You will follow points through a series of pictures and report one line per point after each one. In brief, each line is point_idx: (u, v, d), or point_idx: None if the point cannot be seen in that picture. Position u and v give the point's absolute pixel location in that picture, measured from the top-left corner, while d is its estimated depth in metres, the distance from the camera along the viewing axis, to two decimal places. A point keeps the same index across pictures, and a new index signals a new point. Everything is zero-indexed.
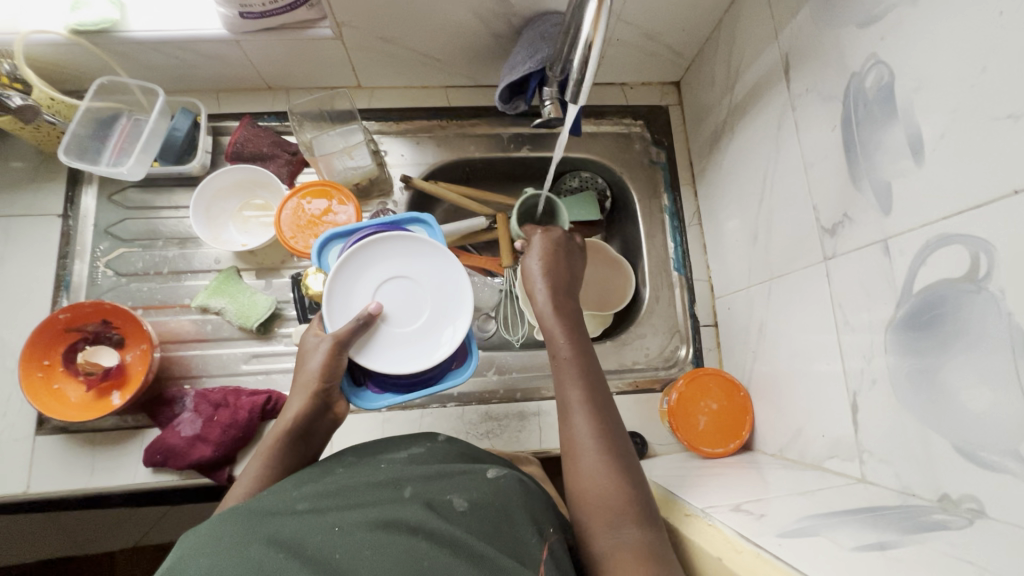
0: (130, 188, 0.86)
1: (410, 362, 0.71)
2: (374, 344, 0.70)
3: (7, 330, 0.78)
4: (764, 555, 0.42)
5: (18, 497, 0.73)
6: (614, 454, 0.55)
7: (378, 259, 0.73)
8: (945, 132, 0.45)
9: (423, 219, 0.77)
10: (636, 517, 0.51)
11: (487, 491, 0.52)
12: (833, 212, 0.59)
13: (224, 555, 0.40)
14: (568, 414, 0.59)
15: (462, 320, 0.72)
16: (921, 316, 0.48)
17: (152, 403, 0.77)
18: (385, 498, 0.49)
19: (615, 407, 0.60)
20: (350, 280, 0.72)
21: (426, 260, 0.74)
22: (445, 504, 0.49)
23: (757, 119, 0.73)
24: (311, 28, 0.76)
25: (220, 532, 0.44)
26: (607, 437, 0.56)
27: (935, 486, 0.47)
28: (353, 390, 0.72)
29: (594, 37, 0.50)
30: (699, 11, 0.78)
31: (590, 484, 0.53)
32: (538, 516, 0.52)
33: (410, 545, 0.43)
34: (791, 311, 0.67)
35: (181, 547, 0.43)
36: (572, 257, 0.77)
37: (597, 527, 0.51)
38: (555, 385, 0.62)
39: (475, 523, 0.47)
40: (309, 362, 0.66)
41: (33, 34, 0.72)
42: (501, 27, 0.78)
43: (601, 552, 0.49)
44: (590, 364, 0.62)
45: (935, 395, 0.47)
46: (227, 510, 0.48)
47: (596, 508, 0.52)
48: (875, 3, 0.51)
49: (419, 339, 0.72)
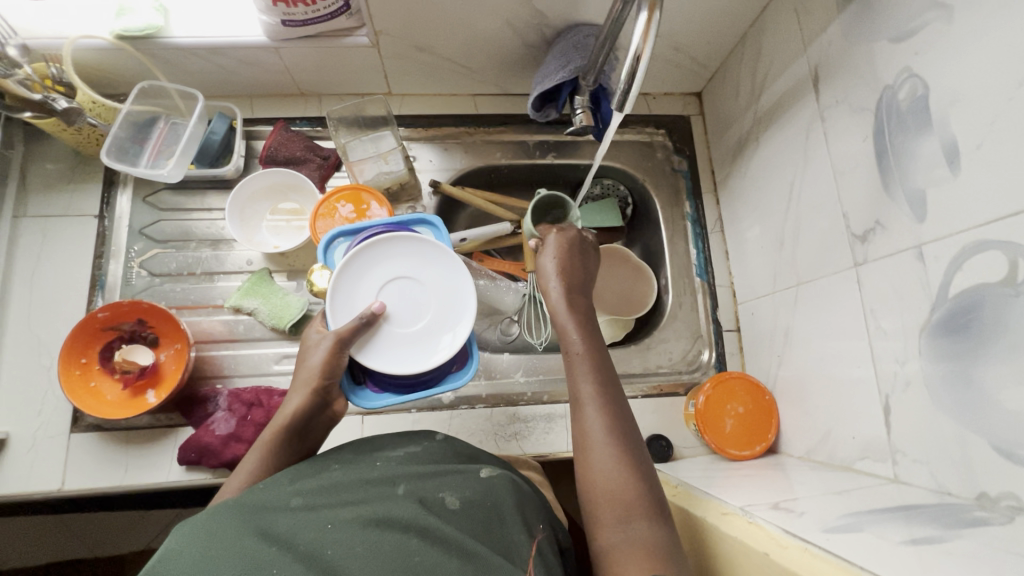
0: (163, 190, 0.88)
1: (411, 362, 0.72)
2: (376, 343, 0.72)
3: (44, 328, 0.79)
4: (812, 550, 0.44)
5: (53, 494, 0.74)
6: (625, 448, 0.55)
7: (383, 258, 0.74)
8: (981, 143, 0.47)
9: (429, 221, 0.78)
10: (646, 512, 0.51)
11: (480, 488, 0.53)
12: (865, 219, 0.61)
13: (218, 547, 0.42)
14: (579, 408, 0.59)
15: (462, 326, 0.74)
16: (957, 320, 0.50)
17: (185, 402, 0.78)
18: (379, 495, 0.50)
19: (627, 403, 0.59)
20: (354, 278, 0.73)
21: (429, 263, 0.75)
22: (437, 501, 0.50)
23: (784, 130, 0.75)
24: (349, 36, 0.78)
25: (218, 520, 0.45)
26: (620, 432, 0.56)
27: (972, 485, 0.48)
28: (352, 388, 0.73)
29: (643, 49, 0.52)
30: (725, 24, 0.80)
31: (598, 478, 0.53)
32: (528, 515, 0.53)
33: (400, 544, 0.44)
34: (819, 316, 0.69)
35: (176, 536, 0.44)
36: (587, 257, 0.76)
37: (607, 521, 0.51)
38: (567, 379, 0.61)
39: (465, 523, 0.49)
40: (311, 358, 0.67)
41: (81, 39, 0.74)
42: (533, 38, 0.80)
43: (606, 546, 0.50)
44: (603, 360, 0.62)
45: (971, 396, 0.48)
46: (227, 500, 0.49)
47: (605, 502, 0.52)
48: (909, 19, 0.54)
49: (422, 339, 0.73)
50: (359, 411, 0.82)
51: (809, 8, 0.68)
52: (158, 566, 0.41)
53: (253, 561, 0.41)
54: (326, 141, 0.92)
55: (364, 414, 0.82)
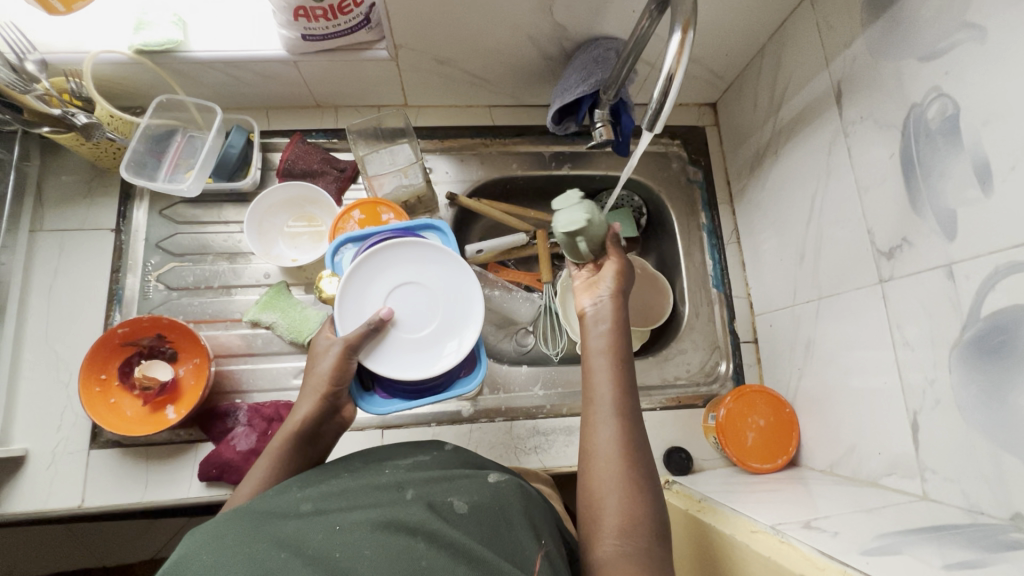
0: (180, 203, 0.87)
1: (417, 369, 0.71)
2: (384, 349, 0.71)
3: (61, 343, 0.79)
4: (851, 572, 0.44)
5: (72, 511, 0.73)
6: (633, 465, 0.53)
7: (391, 264, 0.73)
8: (1016, 165, 0.47)
9: (436, 226, 0.78)
10: (648, 531, 0.50)
11: (487, 494, 0.52)
12: (891, 236, 0.61)
13: (228, 552, 0.41)
14: (592, 413, 0.57)
15: (470, 330, 0.73)
16: (990, 339, 0.50)
17: (205, 417, 0.78)
18: (388, 500, 0.49)
19: (643, 418, 0.57)
20: (361, 284, 0.72)
21: (438, 267, 0.74)
22: (446, 506, 0.49)
23: (805, 143, 0.75)
24: (368, 49, 0.78)
25: (228, 529, 0.44)
26: (630, 448, 0.54)
27: (1006, 505, 0.49)
28: (361, 394, 0.72)
29: (677, 69, 0.53)
30: (745, 38, 0.80)
31: (602, 490, 0.52)
32: (537, 523, 0.51)
33: (407, 547, 0.43)
34: (843, 330, 0.69)
35: (187, 542, 0.43)
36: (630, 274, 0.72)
37: (603, 534, 0.50)
38: (584, 384, 0.59)
39: (474, 526, 0.47)
40: (320, 364, 0.67)
41: (101, 54, 0.74)
42: (553, 51, 0.80)
43: (601, 558, 0.49)
44: (625, 371, 0.59)
45: (1005, 414, 0.48)
46: (234, 509, 0.48)
47: (606, 516, 0.51)
48: (939, 38, 0.54)
49: (423, 348, 0.72)
50: (378, 424, 0.82)
51: (832, 23, 0.68)
52: (177, 566, 0.41)
53: (259, 564, 0.40)
54: (343, 152, 0.92)
55: (383, 428, 0.82)
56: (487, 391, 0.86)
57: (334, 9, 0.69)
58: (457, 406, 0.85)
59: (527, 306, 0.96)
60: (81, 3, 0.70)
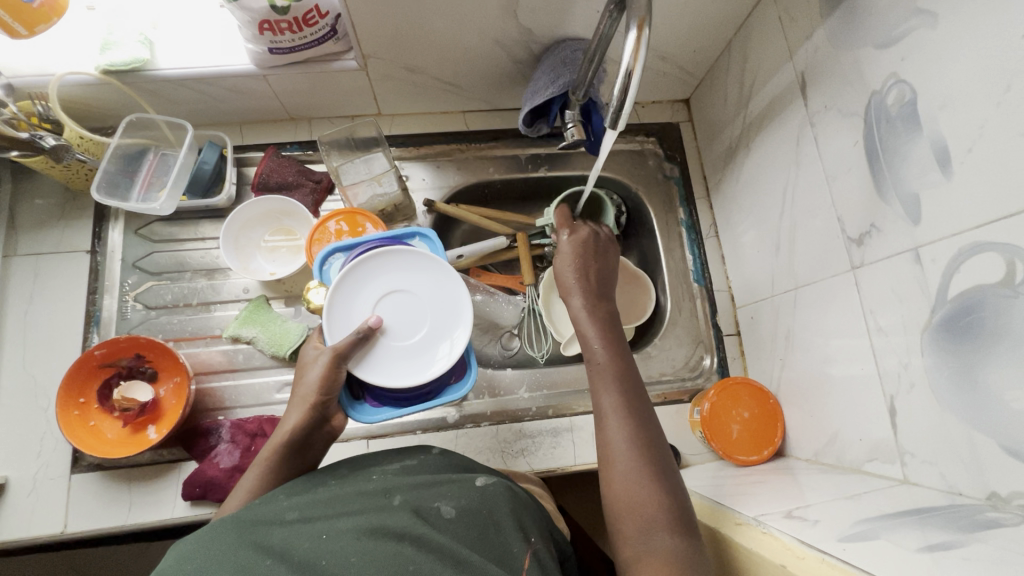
0: (156, 222, 0.87)
1: (408, 376, 0.71)
2: (374, 357, 0.70)
3: (40, 369, 0.78)
4: (830, 560, 0.44)
5: (52, 538, 0.72)
6: (647, 460, 0.53)
7: (378, 273, 0.73)
8: (972, 146, 0.48)
9: (422, 234, 0.78)
10: (671, 525, 0.49)
11: (475, 497, 0.51)
12: (860, 223, 0.62)
13: (214, 563, 0.40)
14: (600, 414, 0.57)
15: (459, 333, 0.73)
16: (958, 321, 0.50)
17: (187, 436, 0.77)
18: (374, 506, 0.49)
19: (651, 411, 0.58)
20: (350, 292, 0.72)
21: (424, 274, 0.74)
22: (433, 511, 0.48)
23: (774, 135, 0.76)
24: (337, 60, 0.78)
25: (213, 539, 0.43)
26: (642, 444, 0.54)
27: (982, 485, 0.49)
28: (351, 404, 0.71)
29: (635, 65, 0.53)
30: (711, 34, 0.81)
31: (619, 490, 0.52)
32: (525, 523, 0.51)
33: (394, 553, 0.42)
34: (818, 317, 0.69)
35: (174, 552, 0.42)
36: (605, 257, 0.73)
37: (629, 534, 0.50)
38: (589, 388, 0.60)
39: (462, 531, 0.46)
40: (309, 374, 0.66)
41: (67, 76, 0.74)
42: (522, 54, 0.80)
43: (632, 557, 0.49)
44: (628, 369, 0.60)
45: (975, 393, 0.49)
46: (218, 518, 0.47)
47: (627, 514, 0.51)
48: (894, 25, 0.54)
49: (415, 356, 0.72)
50: (364, 435, 0.82)
51: (794, 15, 0.69)
52: None
53: (245, 572, 0.39)
54: (318, 164, 0.92)
55: (368, 438, 0.82)
56: (473, 396, 0.86)
57: (299, 21, 0.69)
58: (443, 413, 0.84)
59: (510, 309, 0.96)
60: (44, 26, 0.70)
